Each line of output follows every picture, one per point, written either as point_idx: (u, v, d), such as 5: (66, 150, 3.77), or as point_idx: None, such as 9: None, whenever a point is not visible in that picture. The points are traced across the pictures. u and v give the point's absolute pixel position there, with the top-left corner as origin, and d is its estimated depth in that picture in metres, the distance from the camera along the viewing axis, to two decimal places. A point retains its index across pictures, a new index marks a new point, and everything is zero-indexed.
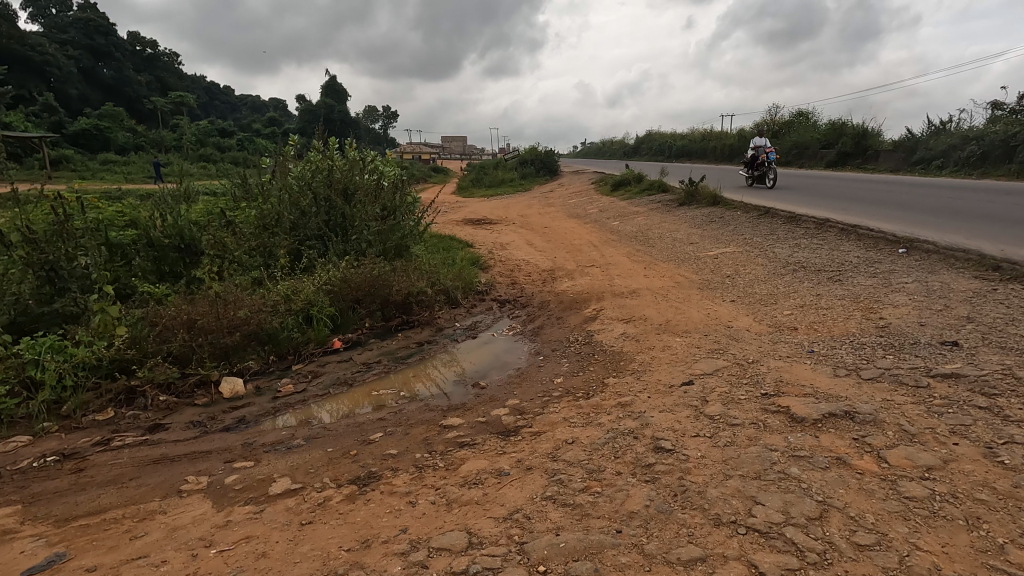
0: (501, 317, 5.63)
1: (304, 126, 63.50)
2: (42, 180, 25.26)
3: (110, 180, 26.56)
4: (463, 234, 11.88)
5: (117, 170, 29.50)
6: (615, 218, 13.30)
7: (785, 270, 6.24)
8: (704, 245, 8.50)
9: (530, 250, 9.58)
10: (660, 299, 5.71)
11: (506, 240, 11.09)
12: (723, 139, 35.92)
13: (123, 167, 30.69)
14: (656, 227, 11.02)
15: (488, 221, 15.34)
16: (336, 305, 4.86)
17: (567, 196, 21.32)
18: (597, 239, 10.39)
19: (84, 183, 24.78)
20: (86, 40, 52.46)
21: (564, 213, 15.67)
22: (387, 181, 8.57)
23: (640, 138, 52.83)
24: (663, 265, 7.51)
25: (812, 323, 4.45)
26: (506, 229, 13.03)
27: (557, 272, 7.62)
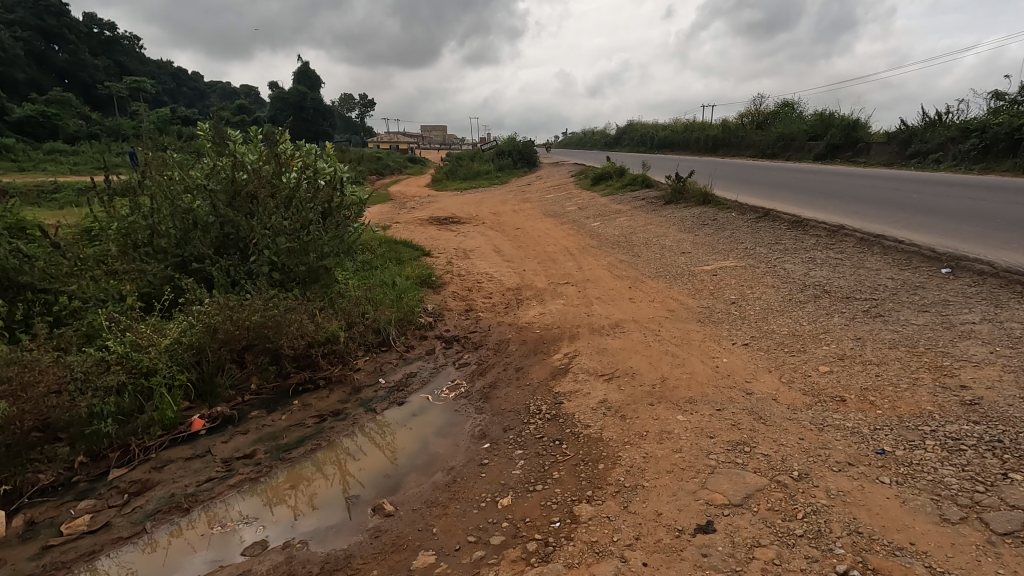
0: (444, 367, 4.28)
1: (274, 114, 60.91)
2: None
3: (54, 171, 24.50)
4: (424, 238, 10.48)
5: (63, 160, 27.33)
6: (595, 218, 11.99)
7: (804, 297, 5.01)
8: (699, 256, 7.25)
9: (496, 260, 8.23)
10: (651, 339, 4.43)
11: (471, 246, 9.72)
12: (706, 131, 34.89)
13: (71, 157, 28.49)
14: (641, 230, 9.77)
15: (457, 221, 13.92)
16: (201, 367, 3.48)
17: (545, 190, 20.05)
18: (575, 245, 9.09)
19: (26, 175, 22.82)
20: (36, 21, 49.22)
21: (541, 211, 14.38)
22: (321, 182, 7.13)
23: (621, 129, 51.82)
24: (651, 283, 6.24)
25: (866, 391, 3.19)
26: (474, 231, 11.66)
27: (525, 293, 6.29)
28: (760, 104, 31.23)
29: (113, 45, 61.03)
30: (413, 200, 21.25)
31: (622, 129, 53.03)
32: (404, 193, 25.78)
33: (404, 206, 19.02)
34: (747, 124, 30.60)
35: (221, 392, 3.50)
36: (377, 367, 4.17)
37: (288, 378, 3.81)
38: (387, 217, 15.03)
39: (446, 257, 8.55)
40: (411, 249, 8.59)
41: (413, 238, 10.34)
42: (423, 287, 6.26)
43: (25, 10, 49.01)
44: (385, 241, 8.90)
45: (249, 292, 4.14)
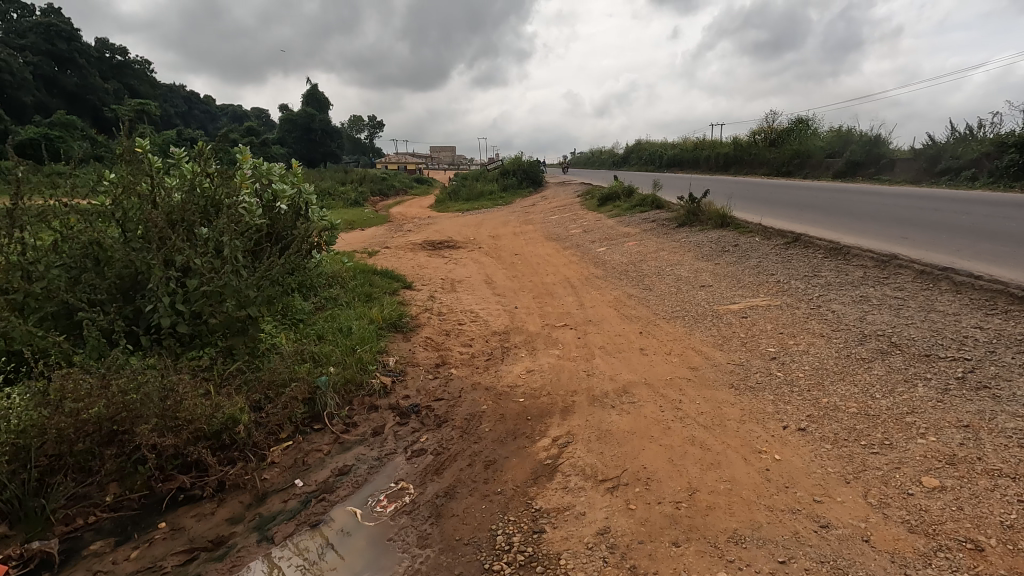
0: (390, 457, 3.18)
1: (282, 136, 60.94)
2: None
3: None
4: (410, 266, 9.46)
5: None
6: (601, 242, 10.94)
7: (866, 353, 3.89)
8: (722, 291, 6.14)
9: (487, 294, 7.16)
10: (670, 417, 3.30)
11: (461, 275, 8.67)
12: (718, 149, 33.96)
13: None
14: (653, 256, 8.70)
15: (452, 246, 12.92)
16: (18, 477, 2.39)
17: (551, 211, 19.12)
18: (577, 275, 8.02)
19: None
20: (47, 46, 49.68)
21: (544, 234, 13.39)
22: (276, 211, 6.25)
23: (630, 147, 51.12)
24: (667, 327, 5.13)
25: (1012, 533, 2.05)
26: (468, 257, 10.62)
27: (512, 340, 5.19)
28: (773, 121, 30.24)
29: (124, 69, 61.72)
30: (413, 222, 20.35)
31: (631, 147, 52.26)
32: (406, 214, 24.97)
33: (402, 228, 18.12)
34: (760, 141, 29.64)
35: (48, 514, 2.42)
36: (297, 461, 3.08)
37: (161, 485, 2.73)
38: (380, 241, 14.08)
39: (431, 289, 7.53)
40: (389, 282, 7.55)
41: (398, 267, 9.31)
42: (389, 333, 5.17)
43: (36, 35, 49.53)
44: (363, 272, 7.87)
45: (126, 359, 3.08)
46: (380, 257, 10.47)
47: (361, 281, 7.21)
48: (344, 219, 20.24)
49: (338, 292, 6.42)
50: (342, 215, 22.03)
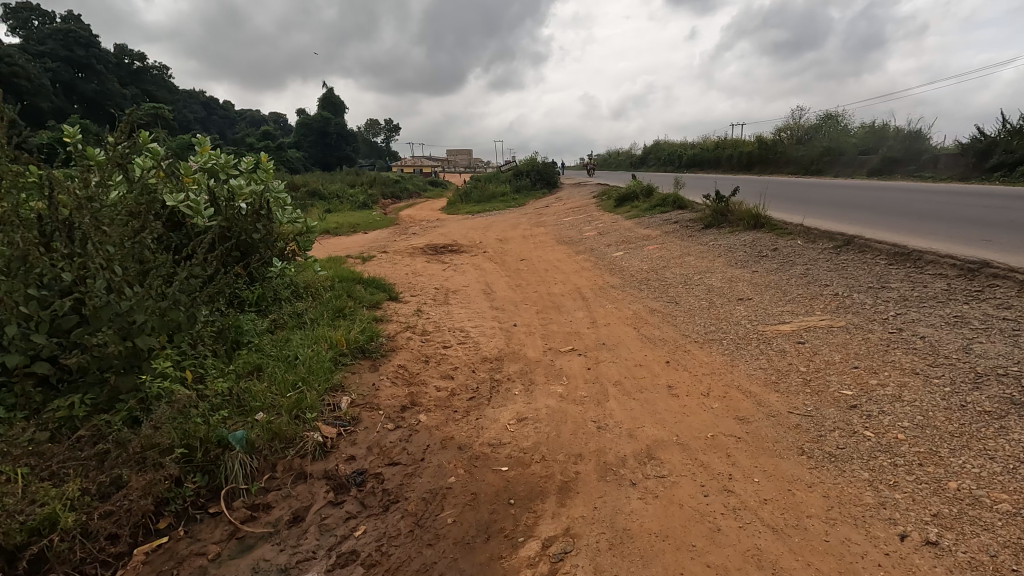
0: (303, 567, 2.16)
1: (297, 139, 60.79)
2: None
3: None
4: (403, 274, 8.48)
5: None
6: (617, 245, 9.83)
7: (993, 404, 2.76)
8: (766, 307, 5.01)
9: (482, 307, 6.12)
10: (719, 510, 2.23)
11: (457, 284, 7.64)
12: (741, 148, 32.56)
13: None
14: (677, 261, 7.59)
15: (456, 250, 11.94)
16: None
17: (565, 213, 18.08)
18: (589, 284, 6.94)
19: None
20: (66, 52, 50.08)
21: (556, 237, 12.35)
22: (228, 216, 5.27)
23: (648, 147, 49.81)
24: (701, 356, 4.03)
25: None
26: (470, 262, 9.59)
27: (504, 372, 4.13)
28: (800, 117, 28.73)
29: (142, 75, 62.30)
30: (420, 224, 19.43)
31: (649, 148, 50.87)
32: (415, 216, 24.09)
33: (407, 231, 17.20)
34: (786, 139, 28.24)
35: None
36: None
37: None
38: (380, 245, 13.13)
39: (420, 301, 6.54)
40: (372, 294, 6.54)
41: (389, 275, 8.32)
42: (352, 362, 4.15)
43: (54, 42, 49.97)
44: (343, 283, 6.86)
45: None
46: (372, 264, 9.50)
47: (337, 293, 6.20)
48: (349, 222, 19.39)
49: (304, 308, 5.42)
50: (348, 217, 21.22)
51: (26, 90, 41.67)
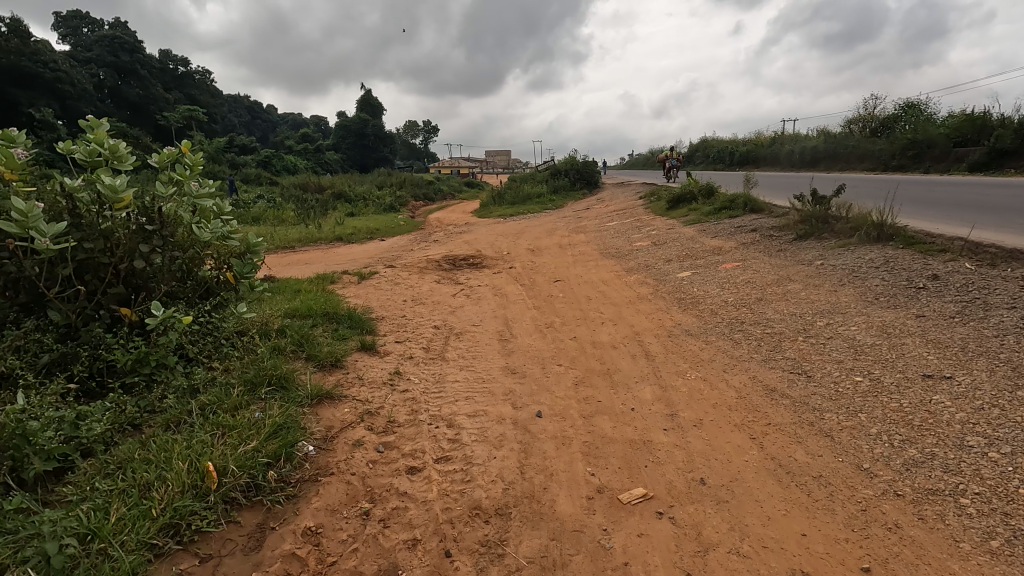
0: None
1: (333, 141, 60.33)
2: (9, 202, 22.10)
3: None
4: (399, 302, 6.49)
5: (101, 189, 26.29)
6: (680, 262, 7.62)
7: None
8: (995, 402, 2.75)
9: (492, 369, 4.02)
10: None
11: (464, 320, 5.57)
12: (803, 143, 29.48)
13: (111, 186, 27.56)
14: (777, 291, 5.32)
15: (479, 262, 9.97)
16: None
17: (608, 217, 15.89)
18: (652, 328, 4.76)
19: None
20: (111, 57, 50.93)
21: (599, 248, 10.21)
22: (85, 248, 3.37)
23: (695, 145, 46.83)
24: (934, 553, 1.85)
25: None
26: (489, 282, 7.55)
27: (508, 560, 2.05)
28: (875, 107, 25.45)
29: (185, 80, 63.25)
30: (446, 230, 17.52)
31: (697, 145, 47.67)
32: (443, 220, 22.27)
33: (429, 238, 15.33)
34: (857, 132, 25.14)
35: None
36: None
37: None
38: (391, 257, 11.25)
39: (406, 351, 4.55)
40: (337, 344, 4.55)
41: (380, 304, 6.35)
42: (214, 526, 2.15)
43: (101, 47, 50.85)
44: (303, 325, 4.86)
45: None
46: (367, 287, 7.56)
47: (278, 348, 4.20)
48: (369, 227, 17.66)
49: (207, 382, 3.49)
50: (371, 222, 19.58)
51: (71, 94, 42.23)
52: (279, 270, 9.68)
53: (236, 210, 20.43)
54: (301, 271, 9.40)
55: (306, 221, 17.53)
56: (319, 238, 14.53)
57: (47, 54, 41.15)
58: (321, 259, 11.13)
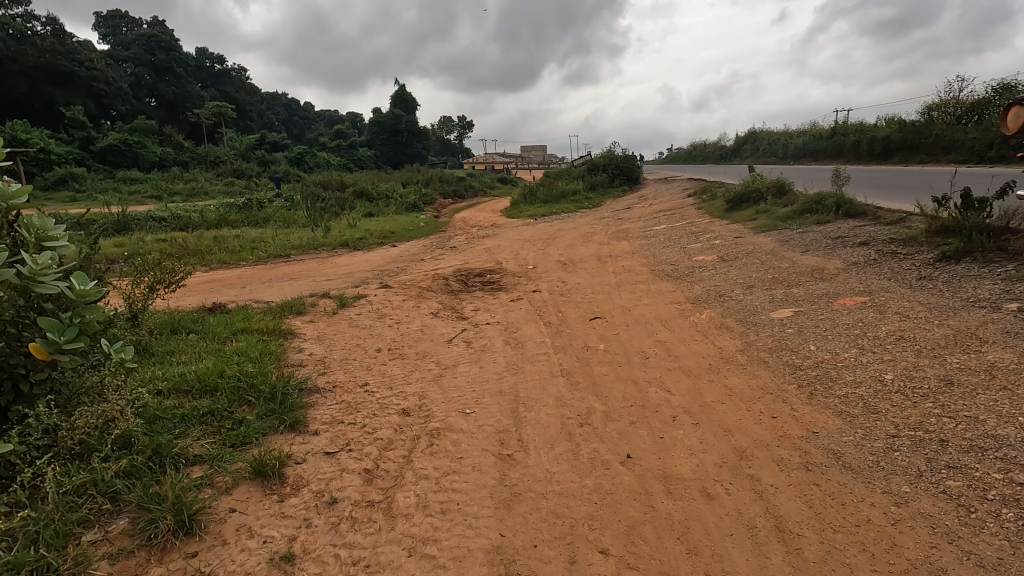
0: None
1: (365, 138, 59.37)
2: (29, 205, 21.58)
3: (103, 202, 22.59)
4: (369, 355, 4.56)
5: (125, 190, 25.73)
6: (767, 294, 5.48)
7: None
8: None
9: (470, 558, 2.07)
10: None
11: (451, 396, 3.59)
12: (872, 133, 26.31)
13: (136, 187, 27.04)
14: (973, 367, 3.14)
15: (497, 280, 8.01)
16: None
17: (655, 219, 13.68)
18: (766, 442, 2.69)
19: (71, 207, 20.85)
20: (148, 57, 51.15)
21: (649, 263, 8.10)
22: None
23: (744, 137, 43.77)
24: None
25: None
26: (503, 317, 5.55)
27: None
28: (960, 89, 22.14)
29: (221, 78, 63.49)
30: (469, 233, 15.58)
31: (743, 136, 44.30)
32: (468, 220, 20.40)
33: (448, 243, 13.46)
34: (939, 120, 22.00)
35: None
36: None
37: None
38: (394, 270, 9.42)
39: (334, 481, 2.64)
40: (211, 472, 2.64)
41: (341, 361, 4.44)
42: None
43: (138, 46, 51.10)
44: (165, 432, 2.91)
45: None
46: (341, 323, 5.68)
47: (80, 492, 2.29)
48: (384, 229, 15.88)
49: None
50: (389, 223, 17.90)
51: (107, 94, 42.27)
52: (255, 291, 7.93)
53: (249, 211, 19.12)
54: (277, 294, 7.63)
55: (317, 224, 15.90)
56: (322, 244, 12.81)
57: (83, 53, 41.29)
58: (313, 273, 9.40)
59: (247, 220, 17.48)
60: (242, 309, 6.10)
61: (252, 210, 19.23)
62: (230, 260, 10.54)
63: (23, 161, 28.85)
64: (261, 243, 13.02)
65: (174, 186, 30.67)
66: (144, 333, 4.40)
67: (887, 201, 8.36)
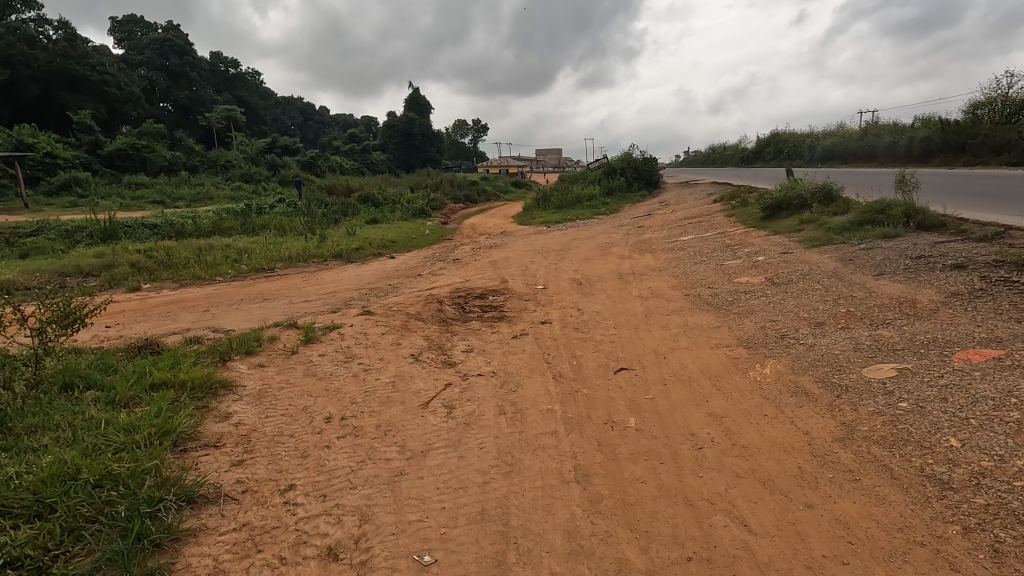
0: None
1: (377, 141, 58.60)
2: (25, 212, 20.88)
3: (101, 208, 21.82)
4: (312, 428, 3.35)
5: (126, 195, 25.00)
6: (847, 338, 4.17)
7: None
8: None
9: None
10: None
11: (409, 522, 2.37)
12: (909, 134, 24.63)
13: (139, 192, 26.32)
14: None
15: (499, 305, 6.78)
16: None
17: (681, 228, 12.34)
18: None
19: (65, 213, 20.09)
20: (162, 61, 50.96)
21: (681, 285, 6.80)
22: None
23: (766, 139, 42.08)
24: None
25: None
26: (500, 364, 4.31)
27: None
28: (1011, 86, 20.39)
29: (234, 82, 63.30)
30: (476, 242, 14.37)
31: (766, 138, 42.56)
32: (476, 227, 19.22)
33: (451, 254, 12.27)
34: (986, 120, 20.34)
35: None
36: None
37: None
38: (384, 289, 8.24)
39: None
40: None
41: (272, 436, 3.25)
42: None
43: (152, 50, 50.94)
44: None
45: None
46: (296, 369, 4.48)
47: None
48: (384, 237, 14.73)
49: None
50: (393, 230, 16.77)
51: (119, 98, 41.99)
52: (216, 317, 6.78)
53: (246, 218, 18.13)
54: (239, 323, 6.48)
55: (314, 233, 14.81)
56: (314, 255, 11.69)
57: (94, 57, 41.04)
58: (293, 292, 8.26)
59: (242, 228, 16.46)
60: (179, 349, 4.94)
61: (249, 217, 18.23)
62: (206, 276, 9.45)
63: (27, 165, 28.33)
64: (248, 254, 11.93)
65: (179, 191, 29.98)
66: (6, 396, 3.26)
67: (964, 211, 6.98)
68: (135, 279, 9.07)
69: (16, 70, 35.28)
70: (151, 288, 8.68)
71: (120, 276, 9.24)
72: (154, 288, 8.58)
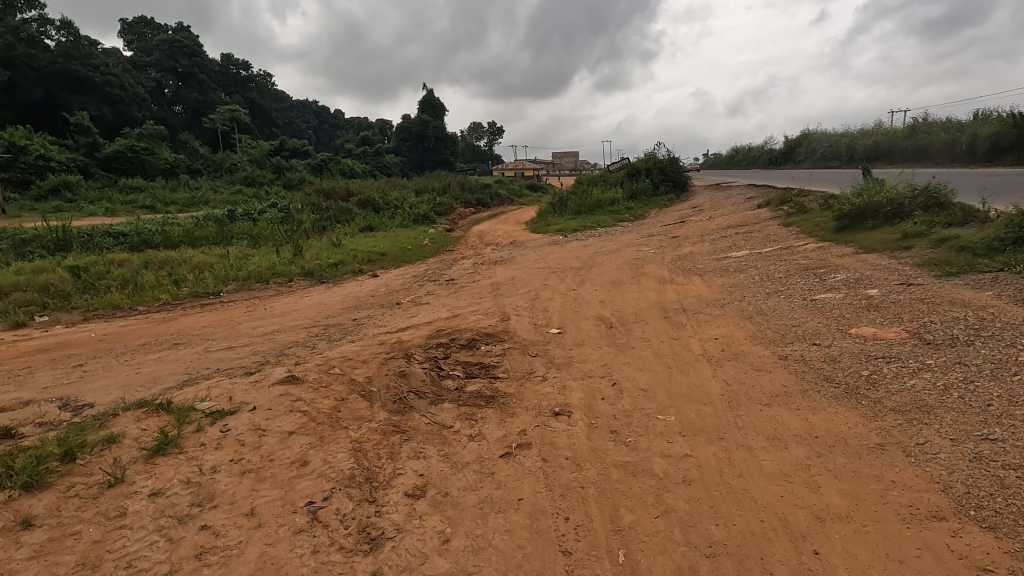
0: None
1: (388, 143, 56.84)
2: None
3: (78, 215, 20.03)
4: None
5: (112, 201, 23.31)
6: None
7: None
8: None
9: None
10: None
11: None
12: (973, 130, 21.89)
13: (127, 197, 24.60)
14: None
15: (493, 363, 4.58)
16: None
17: (729, 241, 10.01)
18: None
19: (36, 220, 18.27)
20: (170, 62, 49.69)
21: (765, 336, 4.54)
22: None
23: (798, 139, 39.37)
24: None
25: None
26: (467, 552, 2.14)
27: None
28: None
29: None
30: (480, 256, 12.18)
31: (798, 137, 39.75)
32: (484, 236, 17.00)
33: (447, 271, 10.12)
34: None
35: None
36: None
37: None
38: (343, 329, 6.08)
39: None
40: None
41: None
42: None
43: (160, 51, 49.63)
44: None
45: None
46: (79, 542, 2.34)
47: None
48: (374, 249, 12.63)
49: None
50: (387, 240, 14.66)
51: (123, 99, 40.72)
52: (81, 381, 4.66)
53: (227, 225, 16.13)
54: (105, 394, 4.35)
55: (293, 244, 12.75)
56: (280, 273, 9.57)
57: (98, 56, 39.81)
58: (221, 332, 6.14)
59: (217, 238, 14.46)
60: None
61: (230, 224, 16.18)
62: (127, 305, 7.36)
63: (16, 168, 26.75)
64: (202, 271, 9.87)
65: (174, 195, 28.30)
66: None
67: None
68: (31, 311, 7.02)
69: (17, 70, 34.00)
70: (43, 322, 6.61)
71: (15, 306, 7.20)
72: (45, 324, 6.52)
